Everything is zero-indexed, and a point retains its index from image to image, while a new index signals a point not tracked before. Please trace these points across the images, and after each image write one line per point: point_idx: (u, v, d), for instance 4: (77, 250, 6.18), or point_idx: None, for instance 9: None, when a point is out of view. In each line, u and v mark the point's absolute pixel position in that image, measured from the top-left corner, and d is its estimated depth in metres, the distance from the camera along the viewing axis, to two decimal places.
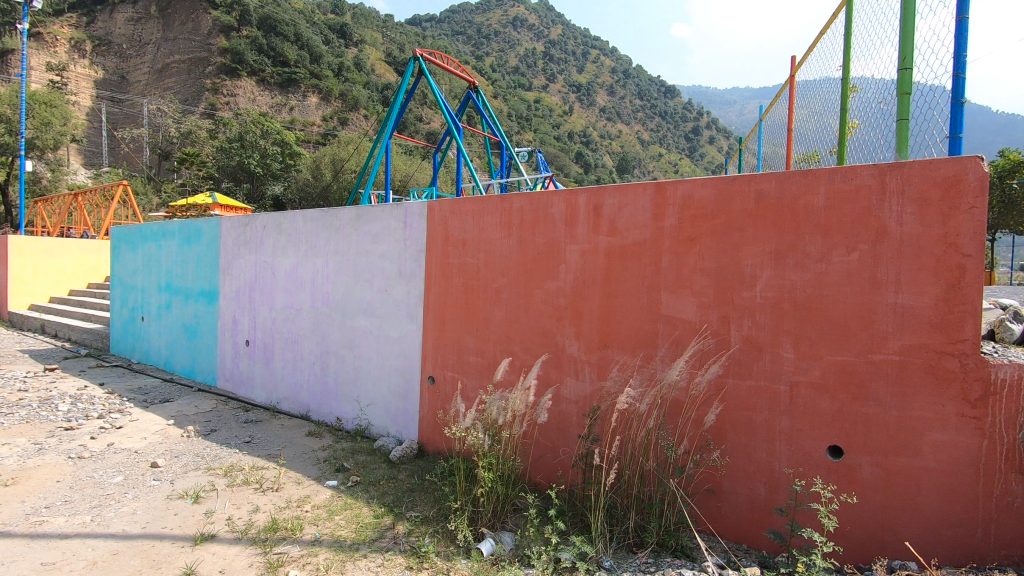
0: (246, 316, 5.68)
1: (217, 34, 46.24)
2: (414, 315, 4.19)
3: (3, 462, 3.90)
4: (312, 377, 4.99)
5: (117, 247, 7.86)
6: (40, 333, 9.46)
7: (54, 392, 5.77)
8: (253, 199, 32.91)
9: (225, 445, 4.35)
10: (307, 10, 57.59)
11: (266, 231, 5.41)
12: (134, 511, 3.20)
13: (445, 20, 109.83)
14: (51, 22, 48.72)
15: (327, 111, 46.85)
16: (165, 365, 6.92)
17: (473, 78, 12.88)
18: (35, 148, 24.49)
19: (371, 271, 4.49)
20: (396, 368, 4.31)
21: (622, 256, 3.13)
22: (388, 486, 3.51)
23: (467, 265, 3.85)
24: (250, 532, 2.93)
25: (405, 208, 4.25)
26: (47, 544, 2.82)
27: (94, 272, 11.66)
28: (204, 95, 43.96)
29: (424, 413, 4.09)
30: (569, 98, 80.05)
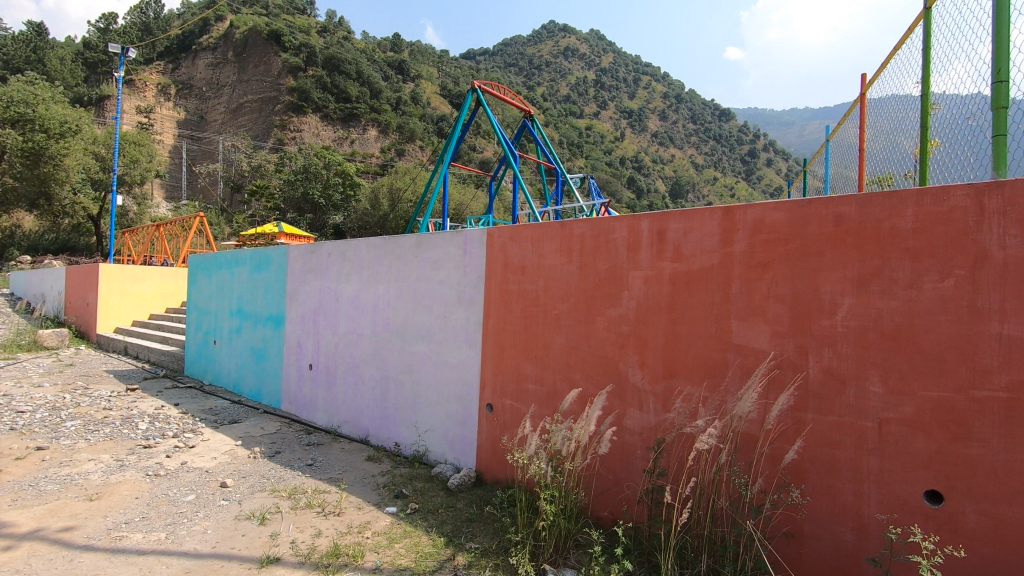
0: (310, 341, 5.86)
1: (286, 75, 49.44)
2: (472, 341, 4.20)
3: (89, 476, 4.14)
4: (372, 401, 5.06)
5: (194, 274, 8.33)
6: (123, 354, 10.13)
7: (135, 411, 6.11)
8: (316, 228, 34.51)
9: (289, 467, 4.45)
10: (368, 49, 60.85)
11: (331, 258, 5.60)
12: (205, 530, 3.30)
13: (498, 53, 113.26)
14: (143, 70, 53.60)
15: (385, 143, 49.16)
16: (234, 387, 7.23)
17: (529, 106, 13.06)
18: (125, 184, 26.73)
19: (431, 296, 4.55)
20: (454, 395, 4.31)
21: (688, 282, 3.02)
22: (447, 515, 3.48)
23: (527, 291, 3.84)
24: (313, 556, 2.96)
25: (465, 235, 4.30)
26: (126, 559, 2.95)
27: (172, 297, 12.43)
28: (273, 131, 46.90)
29: (482, 440, 4.05)
30: (620, 124, 80.22)
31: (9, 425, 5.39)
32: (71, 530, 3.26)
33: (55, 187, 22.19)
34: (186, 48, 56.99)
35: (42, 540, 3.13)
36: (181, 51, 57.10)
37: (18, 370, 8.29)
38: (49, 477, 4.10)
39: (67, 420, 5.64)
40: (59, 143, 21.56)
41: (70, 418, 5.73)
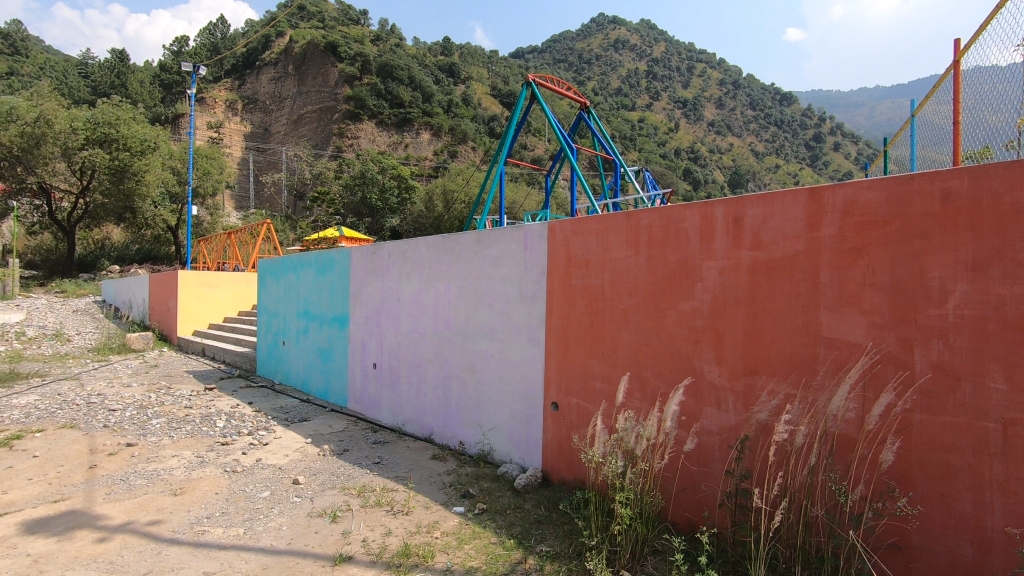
0: (373, 340, 5.95)
1: (343, 85, 51.17)
2: (536, 339, 4.10)
3: (173, 473, 4.35)
4: (435, 401, 5.07)
5: (263, 279, 8.66)
6: (202, 355, 10.69)
7: (212, 409, 6.40)
8: (374, 231, 35.52)
9: (357, 465, 4.50)
10: (420, 54, 62.08)
11: (392, 258, 5.66)
12: (279, 527, 3.36)
13: (547, 50, 112.88)
14: (212, 88, 56.82)
15: (438, 145, 50.19)
16: (302, 386, 7.46)
17: (585, 98, 12.82)
18: (199, 196, 28.46)
19: (492, 294, 4.49)
20: (518, 393, 4.23)
21: (769, 271, 2.81)
22: (515, 516, 3.40)
23: (592, 286, 3.71)
24: (384, 556, 2.95)
25: (526, 230, 4.21)
26: (209, 553, 3.04)
27: (244, 301, 13.02)
28: (331, 139, 48.64)
29: (548, 440, 3.95)
30: (674, 115, 78.21)
31: (103, 423, 5.76)
32: (159, 524, 3.40)
33: (138, 201, 23.88)
34: (251, 65, 59.94)
35: (133, 533, 3.28)
36: (246, 67, 60.14)
37: (109, 372, 8.90)
38: (138, 472, 4.33)
39: (153, 418, 5.97)
40: (141, 160, 23.21)
41: (155, 415, 6.06)
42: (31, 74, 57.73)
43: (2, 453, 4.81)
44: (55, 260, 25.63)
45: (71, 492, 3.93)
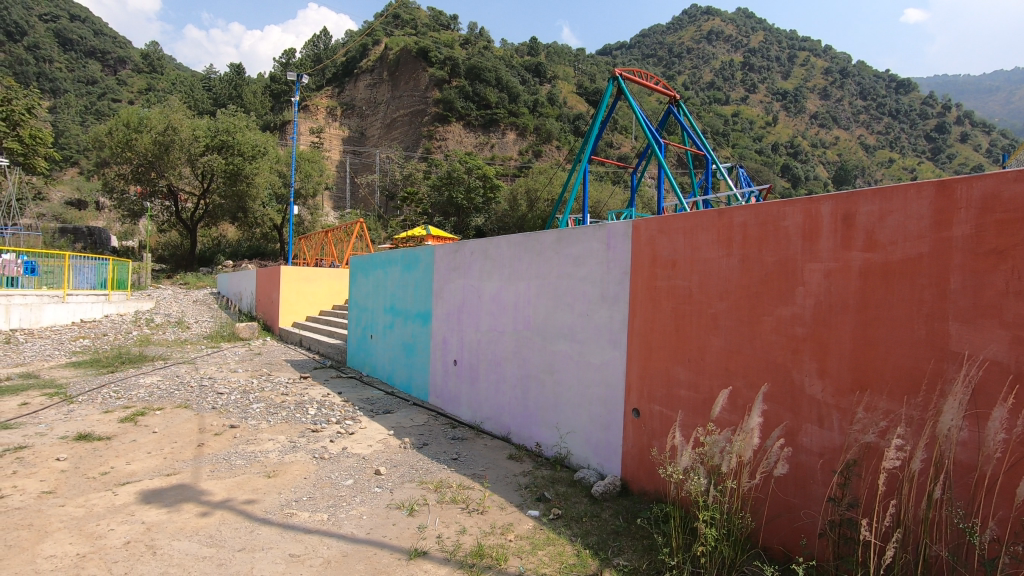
0: (455, 337, 6.03)
1: (433, 88, 52.87)
2: (617, 342, 3.95)
3: (269, 455, 4.65)
4: (513, 400, 5.04)
5: (355, 275, 9.06)
6: (299, 345, 11.44)
7: (306, 397, 6.80)
8: (460, 230, 36.47)
9: (435, 460, 4.57)
10: (507, 56, 62.92)
11: (473, 257, 5.70)
12: (360, 516, 3.47)
13: (635, 45, 110.32)
14: (315, 96, 60.77)
15: (523, 145, 51.37)
16: (387, 378, 7.74)
17: (675, 91, 12.29)
18: (302, 196, 30.53)
19: (573, 294, 4.38)
20: (597, 397, 4.10)
21: (885, 275, 2.49)
22: (591, 524, 3.29)
23: (678, 288, 3.50)
24: (458, 554, 2.95)
25: (609, 229, 4.07)
26: (295, 536, 3.19)
27: (338, 295, 13.76)
28: (421, 141, 50.46)
29: (628, 447, 3.79)
30: (772, 108, 73.66)
31: (211, 404, 6.28)
32: (253, 503, 3.62)
33: (249, 202, 25.86)
34: (349, 72, 63.39)
35: (230, 510, 3.51)
36: (345, 75, 63.68)
37: (220, 357, 9.75)
38: (239, 453, 4.67)
39: (254, 402, 6.44)
40: (251, 164, 25.24)
41: (256, 401, 6.53)
42: (164, 89, 64.84)
43: (128, 427, 5.37)
44: (179, 255, 28.47)
45: (181, 467, 4.30)
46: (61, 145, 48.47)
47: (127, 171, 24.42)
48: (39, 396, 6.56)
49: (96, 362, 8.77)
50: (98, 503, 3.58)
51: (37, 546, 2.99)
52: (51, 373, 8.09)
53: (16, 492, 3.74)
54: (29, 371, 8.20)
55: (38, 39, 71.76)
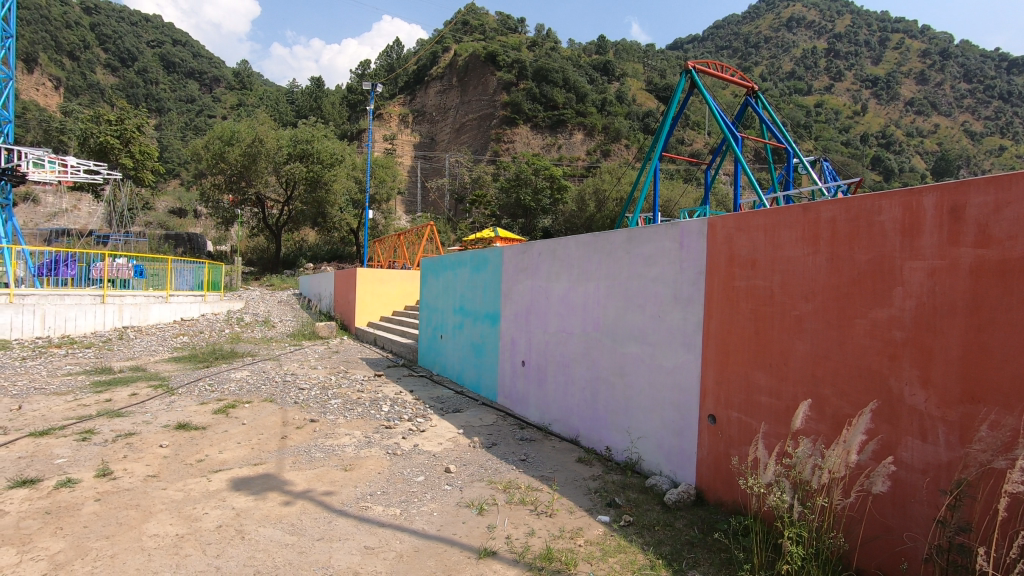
0: (523, 337, 6.03)
1: (501, 91, 53.53)
2: (692, 345, 3.79)
3: (346, 448, 4.86)
4: (582, 402, 4.96)
5: (425, 276, 9.27)
6: (373, 344, 11.91)
7: (380, 394, 7.03)
8: (527, 231, 36.67)
9: (504, 460, 4.59)
10: (575, 56, 62.67)
11: (542, 258, 5.68)
12: (431, 513, 3.53)
13: (708, 38, 106.61)
14: (388, 104, 63.11)
15: (591, 145, 51.14)
16: (457, 378, 7.86)
17: (752, 82, 11.70)
18: (377, 201, 31.80)
19: (644, 295, 4.25)
20: (671, 402, 3.95)
21: (999, 274, 2.24)
22: (665, 534, 3.17)
23: (759, 288, 3.32)
24: (527, 556, 2.94)
25: (682, 227, 3.92)
26: (370, 529, 3.30)
27: (410, 296, 14.18)
28: (489, 145, 51.16)
29: (704, 455, 3.62)
30: (861, 96, 68.79)
31: (293, 399, 6.65)
32: (331, 495, 3.79)
33: (328, 207, 27.24)
34: (421, 79, 65.36)
35: (311, 500, 3.68)
36: (416, 83, 65.70)
37: (301, 355, 10.31)
38: (319, 446, 4.90)
39: (332, 398, 6.75)
40: (330, 171, 26.59)
41: (334, 396, 6.85)
42: (253, 103, 69.62)
43: (220, 418, 5.78)
44: (266, 259, 30.42)
45: (267, 457, 4.56)
46: (165, 159, 53.18)
47: (221, 181, 26.40)
48: (145, 387, 7.20)
49: (193, 357, 9.51)
50: (194, 488, 3.88)
51: (142, 525, 3.27)
52: (156, 367, 8.86)
53: (126, 474, 4.11)
54: (136, 365, 9.01)
55: (146, 64, 79.23)
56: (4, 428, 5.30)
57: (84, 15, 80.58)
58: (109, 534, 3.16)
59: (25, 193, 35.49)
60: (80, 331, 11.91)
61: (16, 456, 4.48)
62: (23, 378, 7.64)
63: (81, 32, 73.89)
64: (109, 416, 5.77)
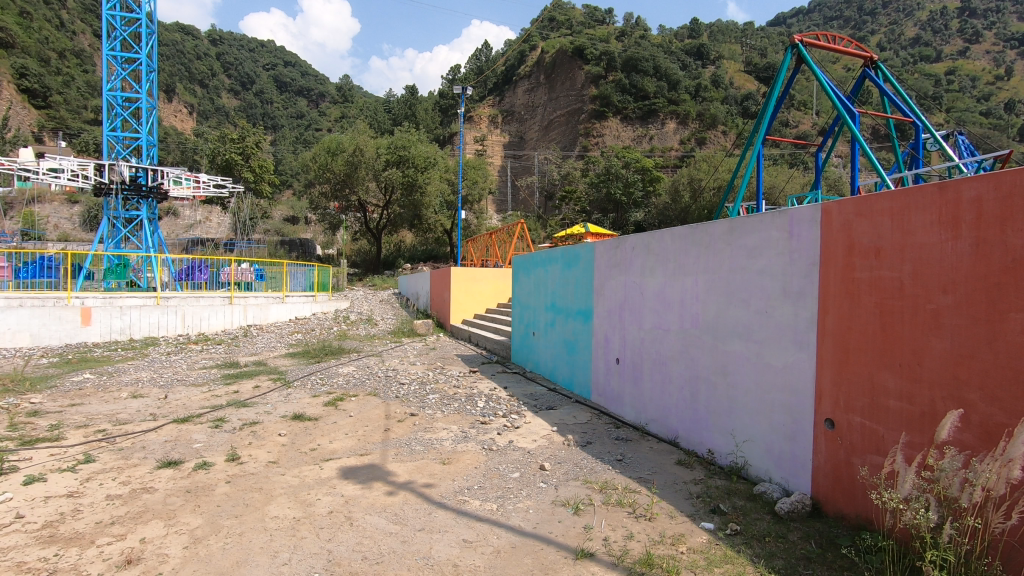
0: (617, 335, 5.88)
1: (590, 85, 52.94)
2: (804, 342, 3.49)
3: (446, 442, 5.02)
4: (681, 402, 4.75)
5: (517, 274, 9.32)
6: (468, 341, 12.23)
7: (475, 390, 7.20)
8: (618, 226, 36.05)
9: (600, 460, 4.49)
10: (666, 42, 60.64)
11: (635, 252, 5.51)
12: (527, 510, 3.54)
13: (815, 10, 98.75)
14: (479, 106, 64.61)
15: (685, 134, 49.35)
16: (551, 375, 7.83)
17: (870, 51, 10.61)
18: (469, 202, 32.70)
19: (749, 289, 3.98)
20: (781, 403, 3.66)
21: None
22: (777, 546, 2.94)
23: (884, 279, 2.98)
24: (626, 560, 2.86)
25: (791, 215, 3.62)
26: (468, 522, 3.36)
27: (503, 294, 14.29)
28: (578, 140, 50.80)
29: (821, 462, 3.32)
30: (1005, 58, 60.34)
31: (395, 393, 6.99)
32: (431, 487, 3.91)
33: (423, 209, 28.52)
34: (509, 79, 66.22)
35: (412, 491, 3.83)
36: (505, 83, 66.62)
37: (401, 351, 10.82)
38: (419, 439, 5.09)
39: (430, 393, 7.01)
40: (424, 175, 27.79)
41: (432, 391, 7.10)
42: (354, 114, 74.15)
43: (331, 410, 6.21)
44: (369, 260, 32.30)
45: (372, 448, 4.82)
46: (280, 172, 58.19)
47: (327, 189, 28.28)
48: (266, 380, 7.92)
49: (307, 353, 10.30)
50: (308, 474, 4.18)
51: (265, 507, 3.57)
52: (275, 362, 9.69)
53: (252, 460, 4.52)
54: (260, 359, 9.93)
55: (262, 86, 87.11)
56: (155, 414, 6.06)
57: (211, 47, 90.25)
58: (238, 514, 3.47)
59: (168, 207, 40.34)
60: (214, 329, 13.36)
61: (163, 440, 5.08)
62: (168, 371, 8.67)
63: (209, 62, 82.63)
64: (237, 406, 6.39)
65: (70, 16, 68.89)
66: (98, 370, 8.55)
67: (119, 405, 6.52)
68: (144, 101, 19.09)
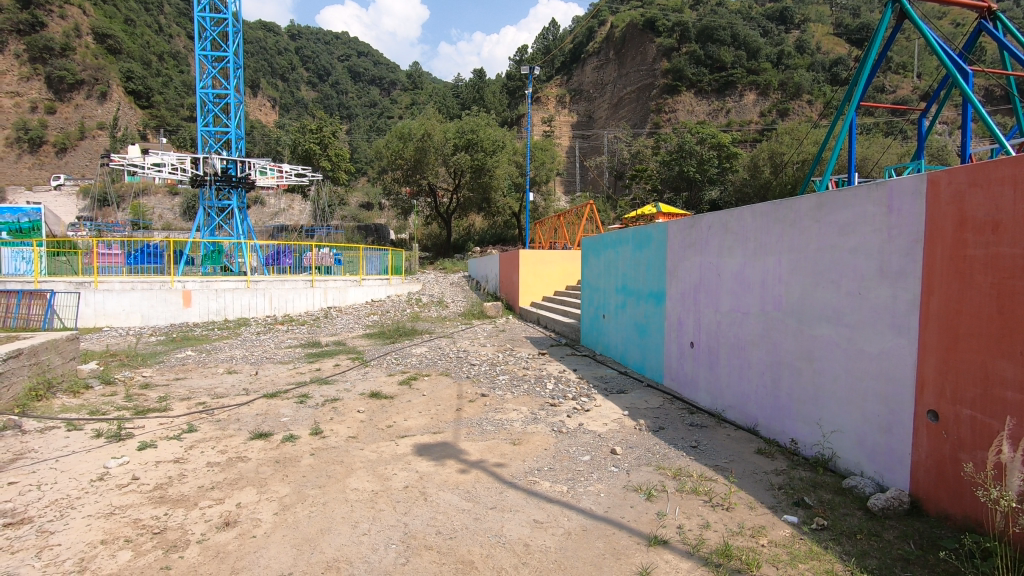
0: (691, 318, 5.67)
1: (661, 59, 50.80)
2: (903, 327, 3.20)
3: (517, 423, 5.07)
4: (761, 388, 4.52)
5: (587, 256, 9.18)
6: (538, 324, 12.26)
7: (544, 372, 7.21)
8: (692, 205, 34.79)
9: (673, 446, 4.38)
10: (745, 8, 57.09)
11: (711, 231, 5.26)
12: (598, 494, 3.50)
13: None
14: (546, 86, 63.91)
15: (765, 105, 46.52)
16: (621, 358, 7.69)
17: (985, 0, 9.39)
18: (537, 183, 32.55)
19: (840, 270, 3.69)
20: (874, 393, 3.39)
21: None
22: (870, 545, 2.75)
23: (1000, 257, 2.66)
24: (702, 550, 2.77)
25: (891, 186, 3.30)
26: (539, 503, 3.37)
27: (571, 276, 14.14)
28: (649, 116, 49.19)
29: (922, 458, 3.05)
30: None
31: (466, 373, 7.15)
32: (502, 467, 3.96)
33: (492, 192, 28.74)
34: (576, 57, 64.86)
35: (484, 470, 3.90)
36: (573, 61, 65.35)
37: (472, 333, 10.99)
38: (489, 419, 5.18)
39: (500, 374, 7.12)
40: (493, 158, 27.97)
41: (502, 372, 7.20)
42: (424, 101, 75.41)
43: (405, 389, 6.44)
44: (439, 244, 33.05)
45: (445, 427, 4.94)
46: (355, 160, 60.55)
47: (399, 175, 28.98)
48: (346, 359, 8.32)
49: (383, 334, 10.70)
50: (385, 450, 4.35)
51: (346, 480, 3.75)
52: (353, 342, 10.16)
53: (333, 434, 4.78)
54: (339, 340, 10.43)
55: (338, 77, 90.65)
56: (247, 389, 6.53)
57: (290, 42, 94.59)
58: (321, 485, 3.68)
59: (255, 197, 43.02)
60: (298, 310, 14.17)
61: (254, 413, 5.46)
62: (258, 349, 9.30)
63: (289, 57, 86.63)
64: (319, 383, 6.77)
65: (167, 21, 74.37)
66: (198, 348, 9.30)
67: (216, 380, 7.08)
68: (232, 97, 20.26)
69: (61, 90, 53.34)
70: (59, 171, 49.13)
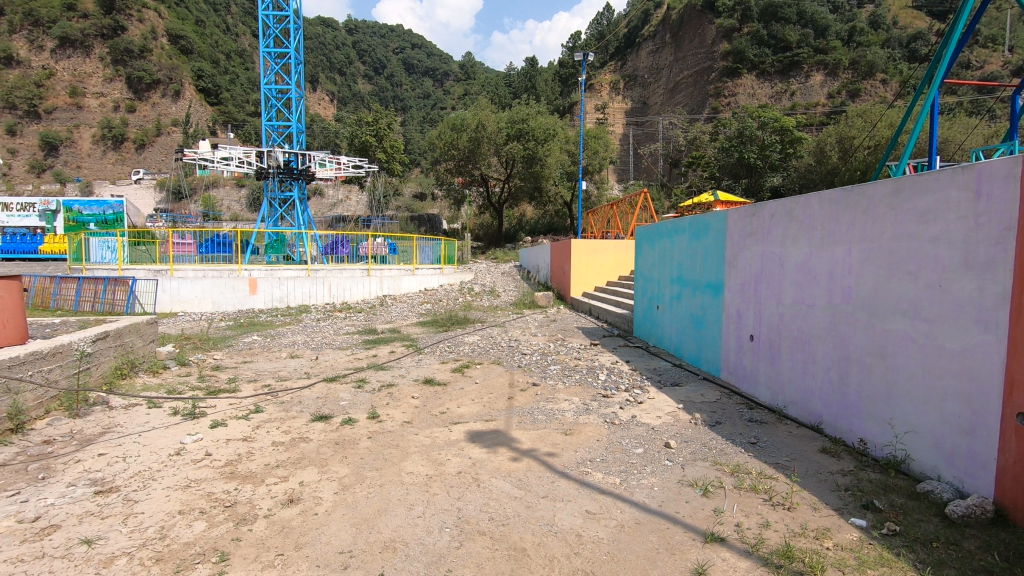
0: (752, 310, 5.46)
1: (721, 40, 48.80)
2: (990, 322, 2.96)
3: (567, 413, 5.05)
4: (827, 384, 4.30)
5: (641, 246, 9.00)
6: (590, 314, 12.13)
7: (595, 362, 7.14)
8: (752, 193, 33.39)
9: (731, 441, 4.24)
10: None
11: (775, 220, 5.03)
12: (652, 487, 3.44)
13: None
14: (600, 73, 62.83)
15: (834, 86, 43.85)
16: (675, 351, 7.52)
17: None
18: (589, 172, 32.10)
19: (918, 260, 3.46)
20: (955, 391, 3.16)
21: None
22: (948, 554, 2.57)
23: None
24: (762, 550, 2.67)
25: (979, 170, 3.04)
26: (591, 494, 3.36)
27: (625, 266, 13.89)
28: (707, 101, 47.58)
29: (1008, 463, 2.82)
30: None
31: (517, 362, 7.19)
32: (553, 456, 3.96)
33: (543, 181, 28.54)
34: (632, 42, 63.33)
35: (536, 459, 3.92)
36: (627, 46, 63.83)
37: (523, 322, 11.01)
38: (541, 408, 5.18)
39: (552, 363, 7.10)
40: (544, 147, 27.76)
41: (553, 362, 7.19)
42: (477, 91, 75.75)
43: (458, 376, 6.56)
44: (490, 233, 33.29)
45: (497, 415, 4.98)
46: (409, 152, 61.70)
47: (451, 165, 29.32)
48: (400, 346, 8.53)
49: (436, 322, 10.88)
50: (438, 435, 4.44)
51: (402, 463, 3.86)
52: (407, 330, 10.39)
53: (389, 418, 4.91)
54: (394, 328, 10.67)
55: (393, 70, 92.50)
56: (308, 372, 6.83)
57: (348, 37, 97.05)
58: (378, 467, 3.80)
59: (315, 188, 44.61)
60: (355, 297, 14.69)
61: (315, 396, 5.68)
62: (318, 335, 9.67)
63: (347, 51, 88.95)
64: (376, 368, 6.99)
65: (234, 21, 77.90)
66: (263, 333, 9.74)
67: (280, 363, 7.43)
68: (293, 92, 20.91)
69: (140, 89, 57.12)
70: (139, 166, 52.57)
